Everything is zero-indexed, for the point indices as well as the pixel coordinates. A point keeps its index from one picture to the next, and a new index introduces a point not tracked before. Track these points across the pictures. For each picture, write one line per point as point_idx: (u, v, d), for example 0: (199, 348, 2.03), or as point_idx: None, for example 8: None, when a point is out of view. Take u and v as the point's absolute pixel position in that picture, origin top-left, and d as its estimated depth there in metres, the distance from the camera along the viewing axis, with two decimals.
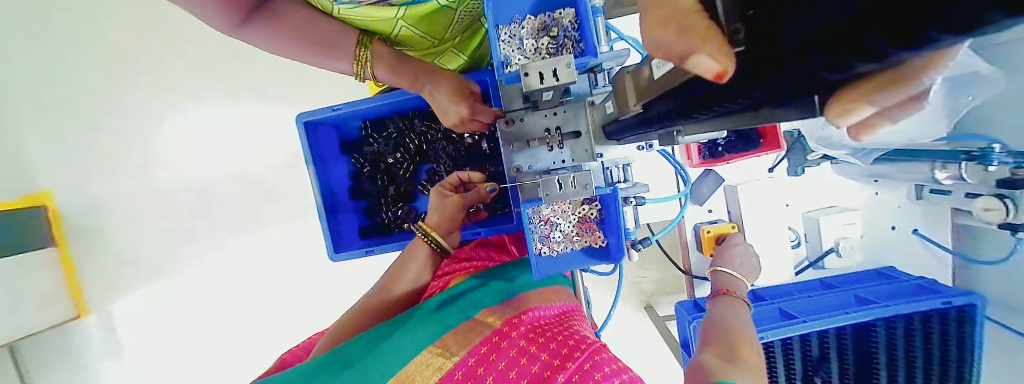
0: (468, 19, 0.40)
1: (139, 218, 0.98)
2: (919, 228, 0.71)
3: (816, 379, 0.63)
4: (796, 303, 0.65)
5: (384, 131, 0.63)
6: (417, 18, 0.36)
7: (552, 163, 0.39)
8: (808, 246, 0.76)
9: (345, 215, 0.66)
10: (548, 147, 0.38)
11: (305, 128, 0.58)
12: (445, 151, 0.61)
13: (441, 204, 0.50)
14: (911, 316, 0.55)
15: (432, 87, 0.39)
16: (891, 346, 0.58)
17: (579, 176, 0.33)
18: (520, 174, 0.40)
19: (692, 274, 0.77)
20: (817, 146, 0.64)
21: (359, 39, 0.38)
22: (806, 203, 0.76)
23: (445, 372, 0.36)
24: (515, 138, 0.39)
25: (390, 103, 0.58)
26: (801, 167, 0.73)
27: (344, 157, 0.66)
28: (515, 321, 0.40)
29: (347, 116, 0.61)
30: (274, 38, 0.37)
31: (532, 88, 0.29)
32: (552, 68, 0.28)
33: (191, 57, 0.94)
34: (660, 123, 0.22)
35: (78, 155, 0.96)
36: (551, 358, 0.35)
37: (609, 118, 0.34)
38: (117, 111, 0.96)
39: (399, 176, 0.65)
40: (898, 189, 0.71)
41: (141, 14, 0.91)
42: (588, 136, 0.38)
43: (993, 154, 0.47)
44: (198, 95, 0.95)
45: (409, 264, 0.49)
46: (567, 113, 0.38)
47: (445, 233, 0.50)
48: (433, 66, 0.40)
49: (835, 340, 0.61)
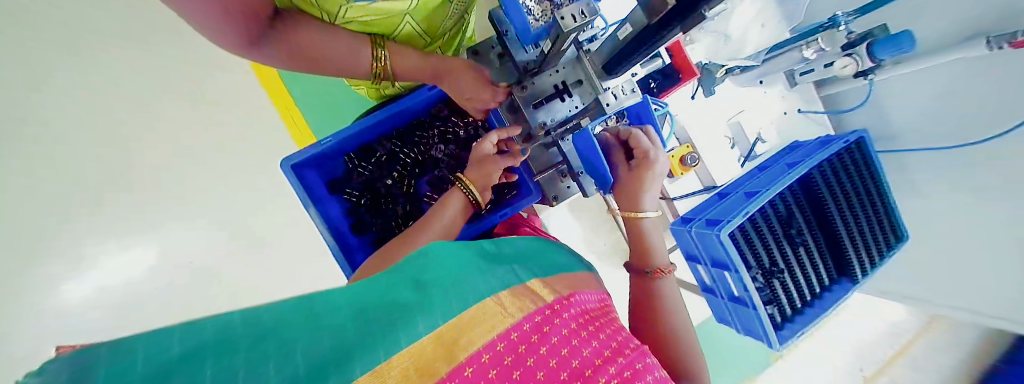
0: (453, 16, 0.64)
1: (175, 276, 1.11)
2: (801, 107, 0.90)
3: (793, 231, 0.75)
4: (751, 184, 0.80)
5: (372, 157, 0.72)
6: (423, 15, 0.59)
7: (569, 111, 0.53)
8: (740, 146, 0.92)
9: (355, 255, 0.70)
10: (564, 98, 0.53)
11: (293, 170, 0.64)
12: (445, 153, 0.73)
13: (484, 164, 0.59)
14: (832, 160, 0.75)
15: (454, 77, 0.62)
16: (829, 188, 0.75)
17: (626, 84, 0.50)
18: (547, 127, 0.54)
19: (672, 197, 0.92)
20: (725, 59, 0.83)
21: (375, 40, 0.58)
22: (727, 112, 0.90)
23: (499, 334, 0.30)
24: (537, 97, 0.53)
25: (371, 123, 0.69)
26: (713, 85, 0.87)
27: (336, 194, 0.73)
28: (565, 302, 0.37)
29: (331, 148, 0.69)
30: (290, 49, 0.50)
31: (568, 29, 0.34)
32: (578, 10, 0.34)
33: (216, 133, 1.18)
34: (689, 14, 0.27)
35: (108, 221, 1.09)
36: (607, 342, 0.32)
37: (622, 44, 0.38)
38: (86, 221, 1.06)
39: (398, 193, 0.73)
40: (779, 83, 0.89)
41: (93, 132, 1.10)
42: (591, 82, 0.50)
43: (840, 17, 0.70)
44: (167, 183, 1.14)
45: (447, 207, 0.57)
46: (565, 69, 0.52)
47: (479, 187, 0.59)
48: (445, 61, 0.62)
49: (793, 198, 0.76)
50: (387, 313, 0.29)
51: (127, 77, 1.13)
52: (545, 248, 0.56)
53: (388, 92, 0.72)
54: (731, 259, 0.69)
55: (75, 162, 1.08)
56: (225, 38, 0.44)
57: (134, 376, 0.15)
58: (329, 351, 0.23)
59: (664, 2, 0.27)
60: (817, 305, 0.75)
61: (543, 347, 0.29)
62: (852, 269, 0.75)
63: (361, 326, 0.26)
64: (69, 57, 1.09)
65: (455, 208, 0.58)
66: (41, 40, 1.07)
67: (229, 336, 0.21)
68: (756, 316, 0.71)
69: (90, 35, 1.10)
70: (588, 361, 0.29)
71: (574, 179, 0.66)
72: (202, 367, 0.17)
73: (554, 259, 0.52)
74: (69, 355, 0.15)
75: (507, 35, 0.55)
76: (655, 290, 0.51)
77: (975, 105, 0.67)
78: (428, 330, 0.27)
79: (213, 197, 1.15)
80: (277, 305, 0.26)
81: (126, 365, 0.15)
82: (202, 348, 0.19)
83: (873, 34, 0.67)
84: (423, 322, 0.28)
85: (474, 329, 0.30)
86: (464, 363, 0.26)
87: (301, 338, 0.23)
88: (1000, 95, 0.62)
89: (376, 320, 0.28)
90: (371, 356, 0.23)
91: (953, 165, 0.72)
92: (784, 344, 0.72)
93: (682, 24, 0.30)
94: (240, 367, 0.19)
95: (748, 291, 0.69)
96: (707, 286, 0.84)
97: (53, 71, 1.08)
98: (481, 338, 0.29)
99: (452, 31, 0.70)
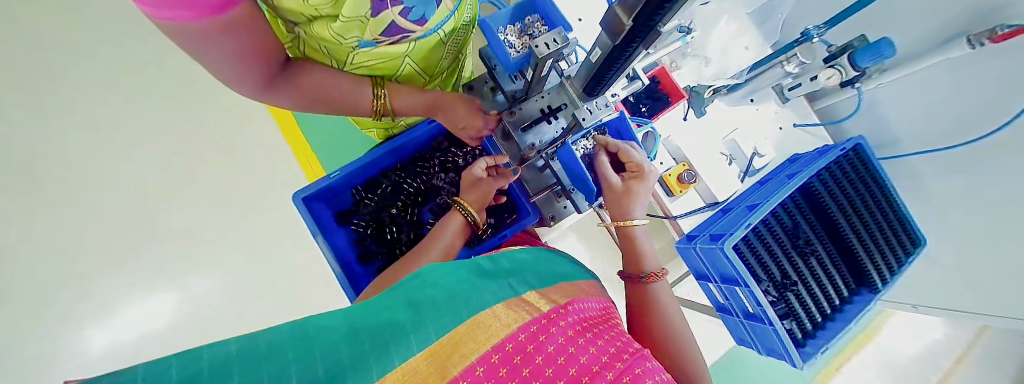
0: (450, 55, 0.71)
1: (192, 315, 1.16)
2: (796, 121, 0.91)
3: (801, 241, 0.73)
4: (751, 195, 0.80)
5: (378, 189, 0.79)
6: (421, 58, 0.65)
7: (556, 132, 0.57)
8: (738, 161, 0.92)
9: (361, 282, 0.74)
10: (548, 120, 0.57)
11: (303, 203, 0.71)
12: (446, 181, 0.78)
13: (478, 186, 0.65)
14: (830, 168, 0.75)
15: (452, 110, 0.68)
16: (831, 196, 0.74)
17: (600, 100, 0.53)
18: (537, 148, 0.58)
19: (674, 215, 0.91)
20: (712, 80, 0.89)
21: (376, 82, 0.65)
22: (721, 129, 0.92)
23: (494, 345, 0.29)
24: (522, 120, 0.59)
25: (377, 157, 0.76)
26: (703, 106, 0.90)
27: (342, 227, 0.79)
28: (562, 310, 0.37)
29: (340, 182, 0.76)
30: (296, 89, 0.57)
31: (542, 54, 0.41)
32: (549, 40, 0.42)
33: (238, 180, 1.28)
34: (636, 35, 0.32)
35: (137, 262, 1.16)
36: (605, 347, 0.32)
37: (594, 66, 0.43)
38: (117, 266, 1.15)
39: (403, 221, 0.78)
40: (769, 99, 0.90)
41: (130, 182, 1.22)
42: (573, 103, 0.56)
43: (810, 31, 0.73)
44: (189, 227, 1.22)
45: (446, 230, 0.62)
46: (551, 95, 0.58)
47: (477, 208, 0.65)
48: (442, 94, 0.68)
49: (795, 207, 0.75)
50: (380, 335, 0.29)
51: (164, 132, 1.27)
52: (546, 258, 0.56)
53: (391, 127, 0.80)
54: (739, 273, 0.67)
55: (110, 211, 1.18)
56: (238, 83, 0.49)
57: None
58: (322, 374, 0.23)
59: (622, 23, 0.31)
60: (839, 319, 0.71)
61: (539, 357, 0.29)
62: (870, 276, 0.71)
63: (355, 347, 0.27)
64: (119, 116, 1.25)
65: (454, 229, 0.63)
66: (102, 101, 1.24)
67: (226, 362, 0.21)
68: (774, 332, 0.67)
69: (140, 95, 1.27)
70: (585, 367, 0.29)
71: (569, 199, 0.68)
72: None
73: (554, 271, 0.52)
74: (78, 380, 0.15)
75: (496, 69, 0.63)
76: (651, 293, 0.55)
77: (969, 102, 0.67)
78: (421, 348, 0.28)
79: (231, 240, 1.22)
80: (273, 331, 0.27)
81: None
82: (199, 371, 0.19)
83: (852, 46, 0.70)
84: (415, 341, 0.28)
85: (469, 342, 0.30)
86: (459, 376, 0.26)
87: (295, 361, 0.23)
88: (995, 88, 0.62)
89: (369, 342, 0.28)
90: (365, 376, 0.23)
91: (949, 169, 0.72)
92: (809, 362, 0.67)
93: (638, 43, 0.34)
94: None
95: (761, 306, 0.65)
96: (722, 304, 0.81)
97: (102, 129, 1.23)
98: (476, 350, 0.29)
99: (448, 70, 0.77)
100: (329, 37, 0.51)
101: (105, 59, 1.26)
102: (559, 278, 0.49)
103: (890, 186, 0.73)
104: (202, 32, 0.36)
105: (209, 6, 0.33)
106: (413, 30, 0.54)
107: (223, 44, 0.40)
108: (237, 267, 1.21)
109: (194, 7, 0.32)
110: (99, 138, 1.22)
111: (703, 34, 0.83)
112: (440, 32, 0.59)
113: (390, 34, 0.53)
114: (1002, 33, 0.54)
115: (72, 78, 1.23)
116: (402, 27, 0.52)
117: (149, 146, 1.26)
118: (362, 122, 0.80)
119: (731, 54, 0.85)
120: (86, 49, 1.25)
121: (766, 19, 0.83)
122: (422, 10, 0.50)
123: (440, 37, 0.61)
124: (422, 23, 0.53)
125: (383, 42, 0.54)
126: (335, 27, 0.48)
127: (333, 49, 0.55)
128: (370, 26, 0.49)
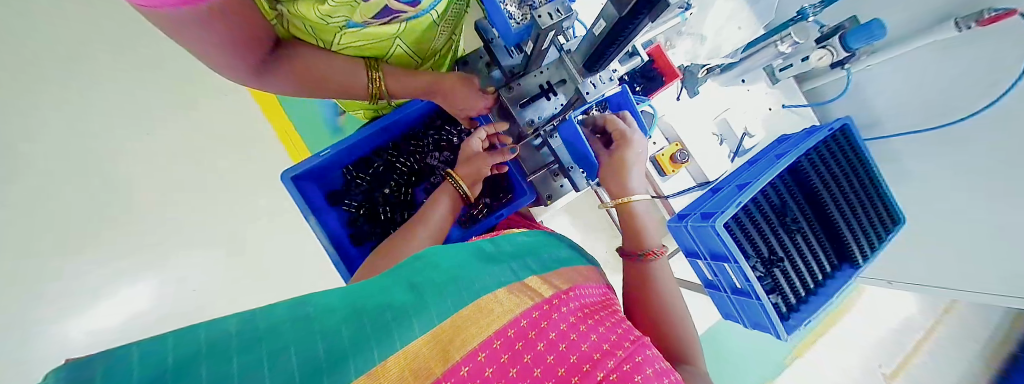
0: (444, 35, 0.68)
1: (177, 299, 1.12)
2: (785, 102, 0.91)
3: (790, 219, 0.75)
4: (743, 173, 0.81)
5: (370, 169, 0.78)
6: (412, 39, 0.62)
7: (555, 108, 0.59)
8: (729, 142, 0.92)
9: (356, 263, 0.74)
10: (549, 95, 0.58)
11: (292, 181, 0.70)
12: (440, 160, 0.78)
13: (471, 160, 0.65)
14: (818, 147, 0.77)
15: (448, 88, 0.65)
16: (819, 175, 0.76)
17: (604, 74, 0.55)
18: (536, 125, 0.59)
19: (666, 195, 0.91)
20: (705, 57, 0.89)
21: (368, 64, 0.63)
22: (715, 108, 0.91)
23: (496, 329, 0.29)
24: (520, 97, 0.59)
25: (367, 136, 0.75)
26: (696, 86, 0.88)
27: (333, 208, 0.78)
28: (564, 296, 0.37)
29: (330, 161, 0.74)
30: (280, 68, 0.54)
31: (545, 25, 0.40)
32: (550, 10, 0.41)
33: (220, 162, 1.24)
34: (644, 7, 0.32)
35: (115, 244, 1.12)
36: (606, 335, 0.32)
37: (598, 39, 0.43)
38: (89, 251, 1.09)
39: (397, 202, 0.77)
40: (759, 81, 0.90)
41: (100, 163, 1.15)
42: (573, 79, 0.56)
43: (807, 10, 0.73)
44: (169, 211, 1.18)
45: (439, 199, 0.64)
46: (550, 70, 0.58)
47: (469, 182, 0.66)
48: (442, 76, 0.65)
49: (784, 185, 0.77)
50: (379, 316, 0.28)
51: (137, 112, 1.21)
52: (546, 243, 0.56)
53: (381, 109, 0.77)
54: (729, 250, 0.68)
55: (80, 194, 1.11)
56: (216, 62, 0.47)
57: (130, 377, 0.14)
58: (323, 356, 0.22)
59: None
60: (821, 295, 0.75)
61: (540, 343, 0.29)
62: (852, 253, 0.74)
63: (356, 329, 0.26)
64: (85, 94, 1.17)
65: (445, 200, 0.65)
66: (64, 74, 1.16)
67: (226, 346, 0.20)
68: (760, 306, 0.70)
69: (106, 67, 1.20)
70: (586, 355, 0.29)
71: (566, 177, 0.68)
72: (198, 376, 0.16)
73: (552, 254, 0.52)
74: (76, 361, 0.14)
75: (493, 42, 0.63)
76: (649, 273, 0.56)
77: (954, 86, 0.68)
78: (423, 331, 0.27)
79: (217, 223, 1.20)
80: (270, 308, 0.26)
81: (126, 371, 0.15)
82: (197, 354, 0.18)
83: (843, 27, 0.70)
84: (417, 324, 0.27)
85: (472, 326, 0.29)
86: (459, 363, 0.26)
87: (295, 342, 0.22)
88: (985, 65, 0.63)
89: (368, 323, 0.27)
90: (367, 359, 0.23)
91: (933, 146, 0.74)
92: (792, 334, 0.71)
93: (645, 15, 0.33)
94: (236, 377, 0.18)
95: (750, 282, 0.67)
96: (710, 281, 0.84)
97: (69, 103, 1.16)
98: (479, 335, 0.28)
99: (441, 51, 0.74)
100: (316, 17, 0.48)
101: (67, 31, 1.17)
102: (560, 262, 0.49)
103: (875, 166, 0.75)
104: (174, 16, 0.35)
105: None
106: (405, 11, 0.51)
107: (204, 26, 0.38)
108: (222, 251, 1.18)
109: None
110: (69, 116, 1.15)
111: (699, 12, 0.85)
112: (432, 13, 0.56)
113: (382, 17, 0.51)
114: (990, 16, 0.54)
115: (31, 52, 1.14)
116: (394, 10, 0.49)
117: (122, 123, 1.19)
118: (349, 103, 0.77)
119: (726, 32, 0.86)
120: (43, 16, 1.16)
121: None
122: None
123: (434, 17, 0.58)
124: (415, 4, 0.50)
125: (373, 23, 0.52)
126: (323, 8, 0.46)
127: (319, 29, 0.52)
128: (361, 9, 0.47)
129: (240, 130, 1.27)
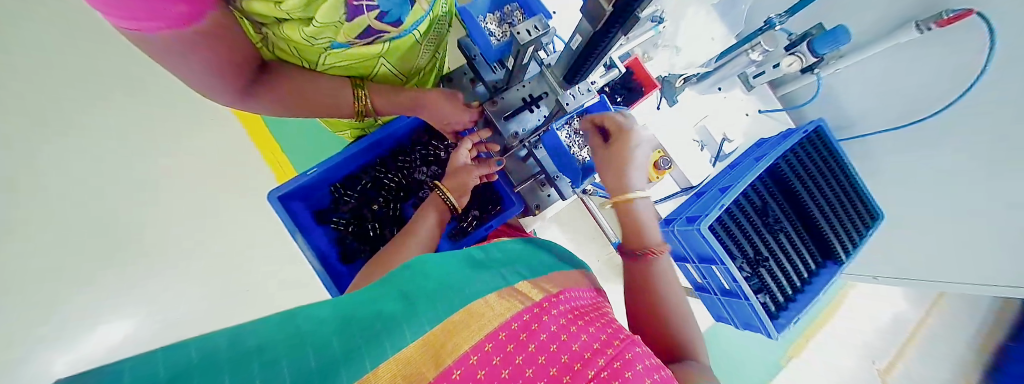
0: (428, 54, 0.70)
1: (165, 329, 1.09)
2: (761, 107, 0.94)
3: (772, 218, 0.77)
4: (726, 176, 0.83)
5: (358, 185, 0.78)
6: (397, 58, 0.63)
7: (538, 120, 0.60)
8: (710, 148, 0.95)
9: (346, 281, 0.73)
10: (531, 109, 0.60)
11: (280, 200, 0.70)
12: (428, 175, 0.79)
13: (458, 173, 0.66)
14: (796, 149, 0.80)
15: (432, 104, 0.67)
16: (798, 177, 0.79)
17: (581, 87, 0.56)
18: (521, 137, 0.60)
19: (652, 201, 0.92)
20: (681, 67, 0.93)
21: (354, 83, 0.64)
22: (696, 114, 0.94)
23: (487, 334, 0.29)
24: (503, 110, 0.60)
25: (355, 154, 0.76)
26: (674, 96, 0.91)
27: (321, 226, 0.77)
28: (553, 299, 0.37)
29: (317, 180, 0.75)
30: (266, 92, 0.55)
31: (525, 41, 0.42)
32: (529, 26, 0.43)
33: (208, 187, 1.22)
34: (614, 22, 0.33)
35: (95, 275, 1.07)
36: (596, 333, 0.33)
37: (577, 52, 0.44)
38: (72, 283, 1.06)
39: (386, 217, 0.77)
40: (734, 88, 0.93)
41: (86, 192, 1.13)
42: (554, 92, 0.59)
43: (773, 19, 0.75)
44: (156, 238, 1.15)
45: (428, 211, 0.65)
46: (531, 85, 0.61)
47: (457, 194, 0.67)
48: (426, 92, 0.67)
49: (765, 187, 0.79)
50: (372, 326, 0.28)
51: (124, 139, 1.19)
52: (535, 251, 0.56)
53: (368, 127, 0.78)
54: (717, 253, 0.69)
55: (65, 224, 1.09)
56: (201, 85, 0.47)
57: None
58: (316, 366, 0.22)
59: (603, 8, 0.32)
60: (808, 292, 0.76)
61: (532, 344, 0.29)
62: (834, 250, 0.77)
63: (347, 339, 0.26)
64: (73, 123, 1.16)
65: (433, 213, 0.65)
66: (52, 103, 1.15)
67: (217, 358, 0.19)
68: (750, 306, 0.71)
69: (87, 95, 1.18)
70: (577, 354, 0.29)
71: (553, 187, 0.70)
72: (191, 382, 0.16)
73: (543, 261, 0.52)
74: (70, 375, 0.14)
75: (476, 59, 0.65)
76: (651, 270, 0.56)
77: (918, 87, 0.72)
78: (415, 338, 0.27)
79: (206, 249, 1.17)
80: (260, 321, 0.25)
81: (117, 378, 0.14)
82: (188, 368, 0.17)
83: (810, 34, 0.74)
84: (409, 331, 0.27)
85: (463, 331, 0.29)
86: (451, 366, 0.25)
87: (287, 354, 0.22)
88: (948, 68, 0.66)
89: (361, 333, 0.26)
90: (358, 366, 0.22)
91: (905, 145, 0.78)
92: (783, 332, 0.72)
93: (618, 29, 0.36)
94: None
95: (738, 282, 0.69)
96: (701, 284, 0.86)
97: (49, 134, 1.14)
98: (471, 338, 0.29)
99: (426, 69, 0.76)
100: (301, 39, 0.49)
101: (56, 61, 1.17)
102: (551, 267, 0.50)
103: (849, 166, 0.79)
104: (160, 40, 0.35)
105: (178, 18, 0.34)
106: (389, 31, 0.53)
107: (191, 51, 0.39)
108: (211, 276, 1.15)
109: (162, 18, 0.32)
110: (57, 146, 1.13)
111: (673, 25, 0.87)
112: (415, 33, 0.58)
113: (366, 37, 0.52)
114: (948, 16, 0.58)
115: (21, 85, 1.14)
116: (378, 30, 0.51)
117: (106, 150, 1.17)
118: (336, 122, 0.78)
119: (698, 43, 0.90)
120: (24, 49, 1.15)
121: (727, 10, 0.88)
122: (399, 12, 0.49)
123: (417, 37, 0.60)
124: (398, 24, 0.52)
125: (357, 43, 0.53)
126: (308, 30, 0.47)
127: (302, 49, 0.53)
128: (345, 29, 0.48)
129: (227, 153, 1.25)
